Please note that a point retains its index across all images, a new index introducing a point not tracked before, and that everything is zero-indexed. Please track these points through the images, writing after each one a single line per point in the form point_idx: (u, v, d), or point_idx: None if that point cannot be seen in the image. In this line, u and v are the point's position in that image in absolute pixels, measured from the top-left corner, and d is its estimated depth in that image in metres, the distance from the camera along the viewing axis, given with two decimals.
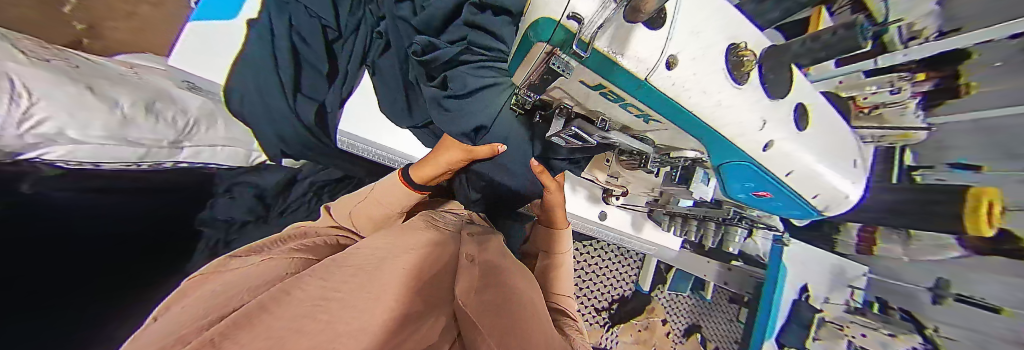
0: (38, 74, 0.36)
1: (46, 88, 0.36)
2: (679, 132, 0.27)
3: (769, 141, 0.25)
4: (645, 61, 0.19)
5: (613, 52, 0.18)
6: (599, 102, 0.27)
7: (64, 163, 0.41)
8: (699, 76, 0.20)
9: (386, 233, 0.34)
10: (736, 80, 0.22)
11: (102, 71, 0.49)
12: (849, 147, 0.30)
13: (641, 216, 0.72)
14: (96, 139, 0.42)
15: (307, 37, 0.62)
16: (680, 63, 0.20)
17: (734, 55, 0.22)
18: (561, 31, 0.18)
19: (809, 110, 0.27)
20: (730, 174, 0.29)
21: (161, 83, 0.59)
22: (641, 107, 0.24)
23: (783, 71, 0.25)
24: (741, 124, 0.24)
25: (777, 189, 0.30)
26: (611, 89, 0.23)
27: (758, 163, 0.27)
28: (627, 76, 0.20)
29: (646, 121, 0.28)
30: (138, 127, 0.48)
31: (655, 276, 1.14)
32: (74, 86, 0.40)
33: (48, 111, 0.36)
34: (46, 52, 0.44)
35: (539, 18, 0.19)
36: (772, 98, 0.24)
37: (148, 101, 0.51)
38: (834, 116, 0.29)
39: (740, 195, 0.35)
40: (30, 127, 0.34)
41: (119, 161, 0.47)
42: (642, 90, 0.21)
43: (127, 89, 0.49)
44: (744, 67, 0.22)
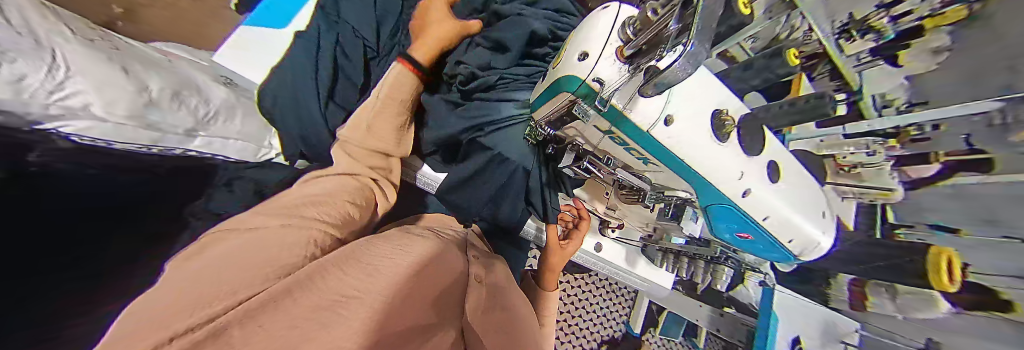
0: (80, 53, 0.41)
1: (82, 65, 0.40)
2: (673, 175, 0.29)
3: (748, 189, 0.28)
4: (648, 118, 0.23)
5: (626, 109, 0.22)
6: (607, 144, 0.30)
7: (77, 137, 0.42)
8: (691, 134, 0.24)
9: (394, 237, 0.35)
10: (718, 138, 0.25)
11: (143, 58, 0.54)
12: (816, 199, 0.33)
13: (635, 250, 0.72)
14: (117, 118, 0.45)
15: (349, 52, 0.66)
16: (676, 122, 0.24)
17: (716, 119, 0.25)
18: (585, 87, 0.22)
19: (780, 168, 0.30)
20: (715, 214, 0.32)
21: (195, 76, 0.63)
22: (640, 152, 0.27)
23: (757, 134, 0.27)
24: (724, 172, 0.26)
25: (759, 234, 0.32)
26: (619, 136, 0.26)
27: (737, 206, 0.29)
28: (635, 130, 0.24)
29: (644, 163, 0.31)
30: (159, 109, 0.50)
31: (647, 317, 1.11)
32: (110, 68, 0.44)
33: (81, 86, 0.39)
34: (92, 34, 0.48)
35: (568, 76, 0.24)
36: (749, 155, 0.27)
37: (175, 88, 0.55)
38: (804, 173, 0.32)
39: (725, 235, 0.36)
40: (56, 98, 0.36)
41: (132, 142, 0.49)
42: (644, 139, 0.24)
43: (159, 75, 0.53)
44: (725, 129, 0.26)
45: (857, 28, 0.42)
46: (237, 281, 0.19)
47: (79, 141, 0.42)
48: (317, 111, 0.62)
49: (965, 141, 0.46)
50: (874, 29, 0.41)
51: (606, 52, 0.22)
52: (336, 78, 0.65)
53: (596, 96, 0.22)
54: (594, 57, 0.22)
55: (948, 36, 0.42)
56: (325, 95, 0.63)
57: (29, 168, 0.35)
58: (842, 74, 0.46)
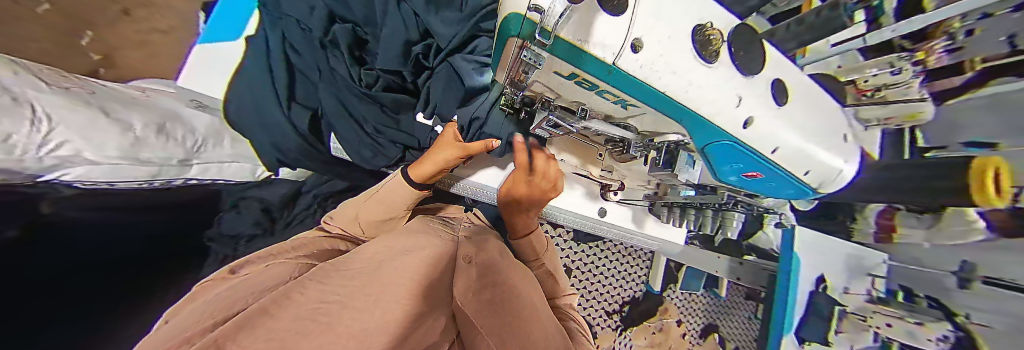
0: (54, 100, 0.39)
1: (56, 111, 0.39)
2: (659, 116, 0.26)
3: (749, 118, 0.25)
4: (610, 46, 0.20)
5: (580, 40, 0.19)
6: (577, 92, 0.27)
7: (80, 183, 0.43)
8: (667, 58, 0.21)
9: (385, 238, 0.34)
10: (705, 60, 0.22)
11: (115, 96, 0.52)
12: (835, 119, 0.30)
13: (642, 211, 0.70)
14: (111, 159, 0.45)
15: (300, 48, 0.59)
16: (645, 47, 0.20)
17: (700, 35, 0.22)
18: (528, 24, 0.19)
19: (787, 87, 0.27)
20: (715, 155, 0.28)
21: (171, 105, 0.61)
22: (618, 94, 0.24)
23: (750, 48, 0.24)
24: (716, 99, 0.23)
25: (765, 168, 0.28)
26: (584, 78, 0.23)
27: (741, 141, 0.26)
28: (595, 64, 0.20)
29: (624, 107, 0.28)
30: (149, 146, 0.50)
31: (666, 276, 1.11)
32: (90, 112, 0.43)
33: (65, 134, 0.39)
34: (64, 80, 0.48)
35: (510, 14, 0.20)
36: (747, 76, 0.24)
37: (158, 123, 0.54)
38: (813, 87, 0.28)
39: (731, 178, 0.33)
40: (48, 150, 0.36)
41: (132, 179, 0.50)
42: (613, 76, 0.21)
43: (139, 111, 0.52)
44: (712, 45, 0.23)
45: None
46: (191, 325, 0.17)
47: (82, 186, 0.44)
48: (280, 116, 0.57)
49: (1008, 40, 0.41)
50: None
51: None
52: (293, 79, 0.59)
53: (538, 30, 0.19)
54: None
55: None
56: (285, 97, 0.57)
57: (41, 217, 0.36)
58: None
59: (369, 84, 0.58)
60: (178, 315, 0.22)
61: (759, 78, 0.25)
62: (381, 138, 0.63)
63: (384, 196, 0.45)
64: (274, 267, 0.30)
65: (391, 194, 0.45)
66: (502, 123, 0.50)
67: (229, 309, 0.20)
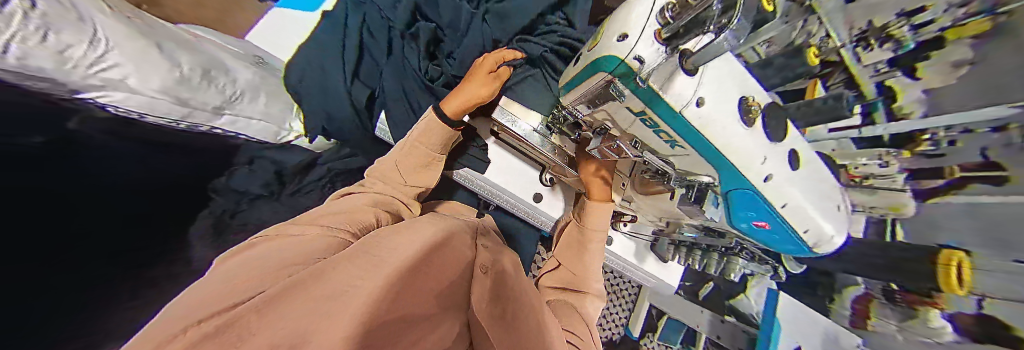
0: (117, 30, 0.43)
1: (111, 38, 0.42)
2: (700, 159, 0.30)
3: (768, 175, 0.29)
4: (682, 96, 0.24)
5: (662, 88, 0.24)
6: (635, 126, 0.32)
7: (115, 109, 0.44)
8: (721, 114, 0.25)
9: (413, 229, 0.33)
10: (745, 123, 0.26)
11: (175, 37, 0.56)
12: (832, 192, 0.33)
13: (644, 245, 0.72)
14: (152, 92, 0.47)
15: (374, 30, 0.65)
16: (707, 104, 0.25)
17: (744, 105, 0.27)
18: (624, 67, 0.24)
19: (799, 156, 0.30)
20: (734, 202, 0.32)
21: (221, 56, 0.64)
22: (671, 135, 0.28)
23: (783, 121, 0.29)
24: (749, 157, 0.27)
25: (770, 219, 0.32)
26: (650, 117, 0.27)
27: (760, 193, 0.30)
28: (665, 108, 0.25)
29: (671, 146, 0.31)
30: (190, 87, 0.53)
31: (645, 323, 1.10)
32: (146, 45, 0.47)
33: (116, 59, 0.42)
34: (133, 13, 0.52)
35: (608, 55, 0.25)
36: (773, 141, 0.28)
37: (204, 68, 0.57)
38: (822, 168, 0.32)
39: (741, 224, 0.36)
40: (96, 70, 0.39)
41: (165, 116, 0.51)
42: (677, 121, 0.26)
43: (190, 54, 0.56)
44: (753, 114, 0.27)
45: (875, 36, 0.36)
46: (226, 303, 0.18)
47: (117, 112, 0.45)
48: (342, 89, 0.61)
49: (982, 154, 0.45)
50: (916, 18, 0.33)
51: (646, 32, 0.23)
52: (360, 58, 0.64)
53: (635, 74, 0.23)
54: (635, 37, 0.23)
55: (971, 49, 0.36)
56: (350, 73, 0.62)
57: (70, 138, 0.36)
58: (857, 81, 0.42)
59: (433, 77, 0.65)
60: (218, 280, 0.23)
61: (782, 145, 0.28)
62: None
63: (417, 140, 0.50)
64: (306, 241, 0.30)
65: (424, 137, 0.50)
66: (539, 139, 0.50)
67: (232, 299, 0.19)
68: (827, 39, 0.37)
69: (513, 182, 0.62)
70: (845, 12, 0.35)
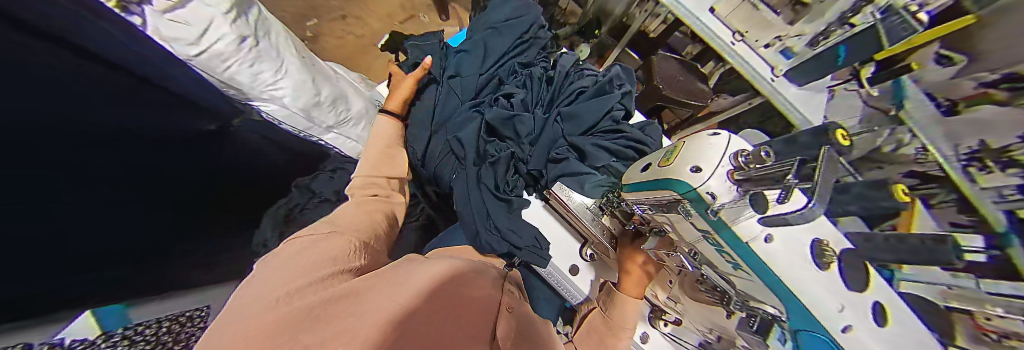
0: (294, 66, 0.66)
1: (292, 72, 0.65)
2: (761, 285, 0.29)
3: (847, 325, 0.26)
4: (751, 231, 0.27)
5: (732, 220, 0.27)
6: (695, 239, 0.33)
7: (265, 113, 0.66)
8: (789, 255, 0.27)
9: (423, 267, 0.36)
10: (819, 265, 0.28)
11: (323, 72, 0.79)
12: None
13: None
14: (295, 108, 0.67)
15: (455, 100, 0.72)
16: (776, 241, 0.27)
17: (819, 247, 0.29)
18: (695, 195, 0.26)
19: (888, 310, 0.27)
20: (807, 341, 0.29)
21: (344, 88, 0.83)
22: (735, 257, 0.29)
23: (860, 269, 0.28)
24: (824, 304, 0.27)
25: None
26: (715, 237, 0.29)
27: (838, 343, 0.26)
28: (733, 236, 0.27)
29: (732, 266, 0.31)
30: (318, 108, 0.71)
31: None
32: (304, 75, 0.67)
33: (284, 85, 0.63)
34: (304, 53, 0.76)
35: (678, 180, 0.27)
36: (852, 289, 0.27)
37: (335, 95, 0.76)
38: (918, 325, 0.28)
39: None
40: (268, 89, 0.61)
41: (293, 125, 0.71)
42: (741, 249, 0.28)
43: (330, 84, 0.77)
44: (826, 257, 0.28)
45: (992, 159, 0.36)
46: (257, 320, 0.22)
47: (267, 115, 0.67)
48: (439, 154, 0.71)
49: None
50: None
51: (720, 170, 0.25)
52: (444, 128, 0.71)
53: (706, 206, 0.26)
54: (709, 171, 0.25)
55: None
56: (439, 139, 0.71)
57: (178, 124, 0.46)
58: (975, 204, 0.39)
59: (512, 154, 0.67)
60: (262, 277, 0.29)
61: (862, 295, 0.27)
62: (491, 236, 0.60)
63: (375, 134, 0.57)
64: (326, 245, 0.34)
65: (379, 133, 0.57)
66: (593, 219, 0.52)
67: (272, 309, 0.23)
68: (923, 151, 0.43)
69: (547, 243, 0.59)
70: (947, 122, 0.39)
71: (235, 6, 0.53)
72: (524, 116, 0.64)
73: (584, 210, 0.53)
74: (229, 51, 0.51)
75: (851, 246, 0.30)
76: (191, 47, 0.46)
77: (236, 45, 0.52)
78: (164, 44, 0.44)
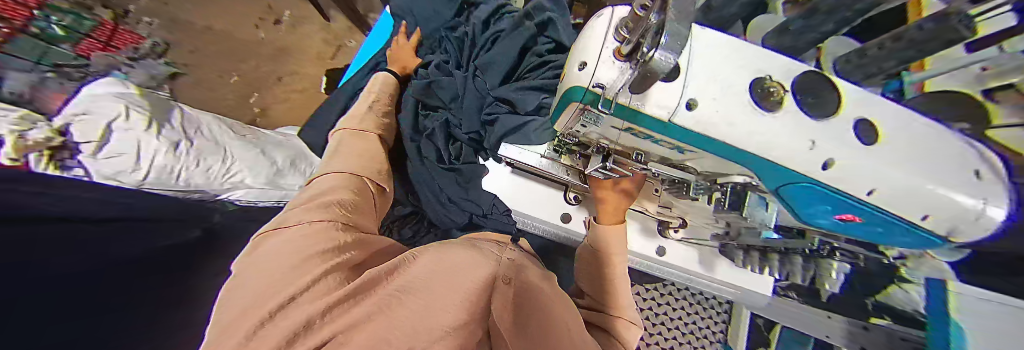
0: (239, 148, 0.71)
1: (237, 155, 0.70)
2: (720, 160, 0.25)
3: (828, 159, 0.20)
4: (667, 107, 0.21)
5: (636, 104, 0.22)
6: (631, 141, 0.30)
7: (235, 200, 0.69)
8: (724, 112, 0.21)
9: (434, 249, 0.28)
10: (764, 108, 0.21)
11: (274, 138, 0.80)
12: (952, 154, 0.19)
13: (712, 252, 0.56)
14: (260, 184, 0.70)
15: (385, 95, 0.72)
16: (702, 105, 0.21)
17: (760, 88, 0.21)
18: (590, 94, 0.23)
19: (879, 127, 0.20)
20: (794, 196, 0.23)
21: (295, 146, 0.82)
22: (674, 142, 0.25)
23: (825, 83, 0.21)
24: (787, 146, 0.20)
25: (865, 213, 0.21)
26: (640, 130, 0.25)
27: (823, 185, 0.21)
28: (652, 120, 0.23)
29: (680, 152, 0.28)
30: (281, 176, 0.74)
31: None
32: (253, 152, 0.72)
33: (237, 167, 0.68)
34: (247, 131, 0.79)
35: (574, 86, 0.24)
36: (816, 120, 0.20)
37: (289, 159, 0.77)
38: (937, 131, 0.20)
39: (819, 220, 0.25)
40: (226, 176, 0.67)
41: (269, 200, 0.72)
42: (672, 129, 0.23)
43: (278, 148, 0.77)
44: (775, 96, 0.21)
45: None
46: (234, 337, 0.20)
47: (239, 202, 0.69)
48: None
49: None
50: None
51: (604, 57, 0.22)
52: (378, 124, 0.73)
53: (601, 99, 0.23)
54: (593, 64, 0.23)
55: None
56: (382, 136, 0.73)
57: None
58: None
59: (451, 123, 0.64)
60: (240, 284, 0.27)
61: (831, 119, 0.20)
62: (453, 210, 0.65)
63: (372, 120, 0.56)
64: (297, 239, 0.30)
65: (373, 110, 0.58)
66: (551, 164, 0.48)
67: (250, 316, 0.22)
68: None
69: (533, 204, 0.56)
70: None
71: (154, 119, 0.61)
72: (441, 80, 0.61)
73: (534, 155, 0.49)
74: (170, 161, 0.58)
75: (802, 66, 0.22)
76: (133, 172, 0.54)
77: (171, 155, 0.59)
78: (117, 182, 0.53)
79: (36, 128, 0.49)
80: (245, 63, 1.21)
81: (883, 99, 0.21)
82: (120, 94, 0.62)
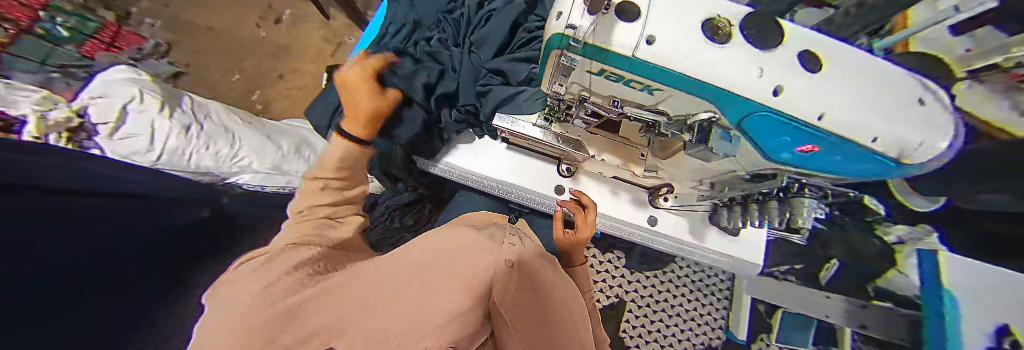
0: (247, 134, 0.70)
1: (247, 139, 0.69)
2: (684, 96, 0.28)
3: (777, 86, 0.25)
4: (627, 43, 0.25)
5: (602, 42, 0.25)
6: (607, 87, 0.32)
7: (243, 185, 0.64)
8: (677, 44, 0.25)
9: (429, 239, 0.26)
10: (715, 41, 0.25)
11: (278, 128, 0.80)
12: (890, 85, 0.25)
13: (701, 219, 0.57)
14: (265, 169, 0.68)
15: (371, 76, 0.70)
16: (659, 40, 0.25)
17: (710, 26, 0.26)
18: (562, 38, 0.27)
19: (814, 58, 0.26)
20: (754, 127, 0.27)
21: (302, 134, 0.83)
22: (641, 80, 0.28)
23: (769, 24, 0.26)
24: (736, 72, 0.25)
25: (819, 138, 0.26)
26: (612, 71, 0.28)
27: (777, 109, 0.25)
28: (620, 58, 0.26)
29: (651, 94, 0.30)
30: (286, 161, 0.73)
31: (752, 325, 0.86)
32: (260, 138, 0.71)
33: (244, 151, 0.66)
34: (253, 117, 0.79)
35: (553, 35, 0.28)
36: (762, 50, 0.25)
37: (294, 146, 0.77)
38: (854, 56, 0.26)
39: (785, 156, 0.30)
40: (233, 160, 0.64)
41: (276, 186, 0.70)
42: (635, 65, 0.26)
43: (285, 135, 0.78)
44: (721, 31, 0.26)
45: None
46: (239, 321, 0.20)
47: (245, 187, 0.64)
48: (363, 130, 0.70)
49: None
50: None
51: (574, 9, 0.27)
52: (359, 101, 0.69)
53: (569, 38, 0.27)
54: (566, 14, 0.27)
55: None
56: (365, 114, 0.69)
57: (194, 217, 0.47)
58: None
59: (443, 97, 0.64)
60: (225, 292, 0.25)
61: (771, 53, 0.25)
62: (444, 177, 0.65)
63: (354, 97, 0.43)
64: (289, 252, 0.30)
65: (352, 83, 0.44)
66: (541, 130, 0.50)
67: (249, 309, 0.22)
68: None
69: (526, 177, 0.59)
70: None
71: (165, 102, 0.60)
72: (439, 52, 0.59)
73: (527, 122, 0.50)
74: (181, 143, 0.57)
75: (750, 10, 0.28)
76: (146, 152, 0.52)
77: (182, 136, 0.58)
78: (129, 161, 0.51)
79: (57, 108, 0.48)
80: (247, 63, 1.22)
81: (820, 38, 0.27)
82: (134, 77, 0.62)
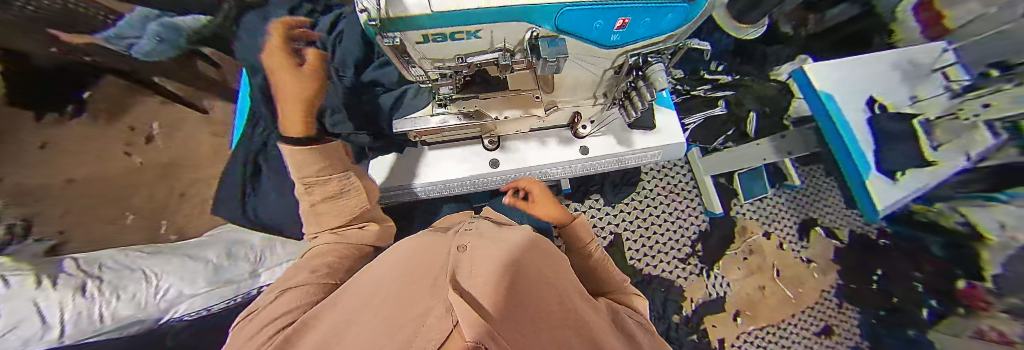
0: (157, 267, 0.61)
1: (166, 270, 0.60)
2: (505, 28, 0.25)
3: None
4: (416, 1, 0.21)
5: (397, 11, 0.21)
6: (440, 49, 0.29)
7: (185, 316, 0.57)
8: None
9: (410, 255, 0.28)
10: None
11: (194, 244, 0.72)
12: None
13: (622, 129, 0.62)
14: (201, 288, 0.61)
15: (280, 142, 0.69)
16: None
17: None
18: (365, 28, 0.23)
19: None
20: (572, 27, 0.25)
21: (229, 237, 0.75)
22: (460, 30, 0.25)
23: None
24: None
25: (625, 9, 0.23)
26: (431, 32, 0.25)
27: (575, 5, 0.22)
28: (422, 18, 0.22)
29: (478, 39, 0.27)
30: (224, 270, 0.66)
31: (722, 196, 1.01)
32: (177, 263, 0.63)
33: (169, 283, 0.59)
34: (150, 250, 0.68)
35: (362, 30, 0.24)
36: None
37: (225, 252, 0.69)
38: None
39: (614, 37, 0.28)
40: (158, 297, 0.56)
41: (223, 299, 0.62)
42: (443, 20, 0.23)
43: (208, 248, 0.70)
44: None
45: None
46: None
47: (189, 317, 0.57)
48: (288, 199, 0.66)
49: None
50: None
51: None
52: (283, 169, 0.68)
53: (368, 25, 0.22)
54: None
55: None
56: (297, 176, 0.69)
57: None
58: None
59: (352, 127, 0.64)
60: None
61: None
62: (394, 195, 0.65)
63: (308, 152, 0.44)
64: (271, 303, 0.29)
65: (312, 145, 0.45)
66: (442, 118, 0.47)
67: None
68: None
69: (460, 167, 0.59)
70: None
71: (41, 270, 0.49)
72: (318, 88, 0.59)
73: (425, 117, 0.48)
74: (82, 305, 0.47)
75: None
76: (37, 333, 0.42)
77: (84, 299, 0.48)
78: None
79: None
80: None
81: None
82: None
